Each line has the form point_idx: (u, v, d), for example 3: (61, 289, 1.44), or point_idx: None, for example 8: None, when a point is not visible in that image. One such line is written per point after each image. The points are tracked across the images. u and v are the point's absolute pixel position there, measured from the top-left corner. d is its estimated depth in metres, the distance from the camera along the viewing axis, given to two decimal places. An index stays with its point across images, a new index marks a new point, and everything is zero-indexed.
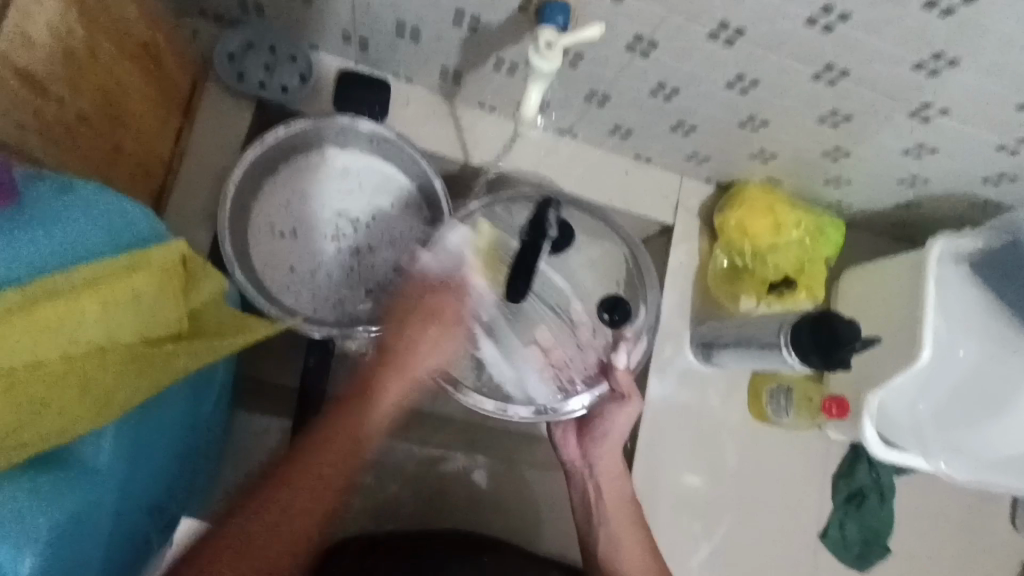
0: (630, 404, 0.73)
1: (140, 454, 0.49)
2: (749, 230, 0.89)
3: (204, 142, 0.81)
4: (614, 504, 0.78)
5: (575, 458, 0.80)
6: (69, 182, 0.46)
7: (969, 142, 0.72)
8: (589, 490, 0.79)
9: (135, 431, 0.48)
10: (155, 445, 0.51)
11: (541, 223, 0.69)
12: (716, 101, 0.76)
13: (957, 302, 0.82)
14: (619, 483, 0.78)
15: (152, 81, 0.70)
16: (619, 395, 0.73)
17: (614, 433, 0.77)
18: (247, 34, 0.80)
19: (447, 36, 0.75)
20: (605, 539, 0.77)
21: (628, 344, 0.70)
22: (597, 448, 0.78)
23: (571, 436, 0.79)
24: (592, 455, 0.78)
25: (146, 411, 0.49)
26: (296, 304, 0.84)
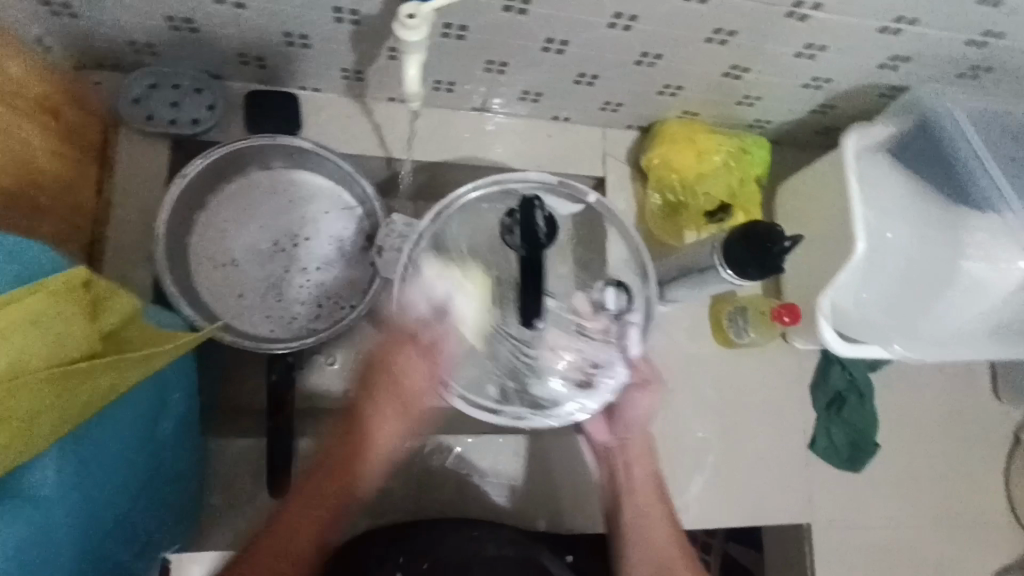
0: (651, 390, 0.76)
1: (89, 478, 0.50)
2: (675, 164, 0.91)
3: (128, 186, 0.82)
4: (643, 481, 0.78)
5: (608, 442, 0.80)
6: None
7: (854, 31, 0.74)
8: (618, 470, 0.80)
9: (83, 459, 0.49)
10: (106, 467, 0.52)
11: (530, 230, 0.69)
12: (608, 43, 0.77)
13: (877, 190, 0.83)
14: (647, 460, 0.79)
15: (58, 135, 0.72)
16: (640, 381, 0.76)
17: (640, 417, 0.78)
18: (148, 76, 0.82)
19: (335, 34, 0.76)
20: (631, 514, 0.77)
21: (635, 328, 0.75)
22: (626, 430, 0.79)
23: (600, 423, 0.80)
24: (625, 435, 0.79)
25: (93, 437, 0.50)
26: (251, 329, 0.85)
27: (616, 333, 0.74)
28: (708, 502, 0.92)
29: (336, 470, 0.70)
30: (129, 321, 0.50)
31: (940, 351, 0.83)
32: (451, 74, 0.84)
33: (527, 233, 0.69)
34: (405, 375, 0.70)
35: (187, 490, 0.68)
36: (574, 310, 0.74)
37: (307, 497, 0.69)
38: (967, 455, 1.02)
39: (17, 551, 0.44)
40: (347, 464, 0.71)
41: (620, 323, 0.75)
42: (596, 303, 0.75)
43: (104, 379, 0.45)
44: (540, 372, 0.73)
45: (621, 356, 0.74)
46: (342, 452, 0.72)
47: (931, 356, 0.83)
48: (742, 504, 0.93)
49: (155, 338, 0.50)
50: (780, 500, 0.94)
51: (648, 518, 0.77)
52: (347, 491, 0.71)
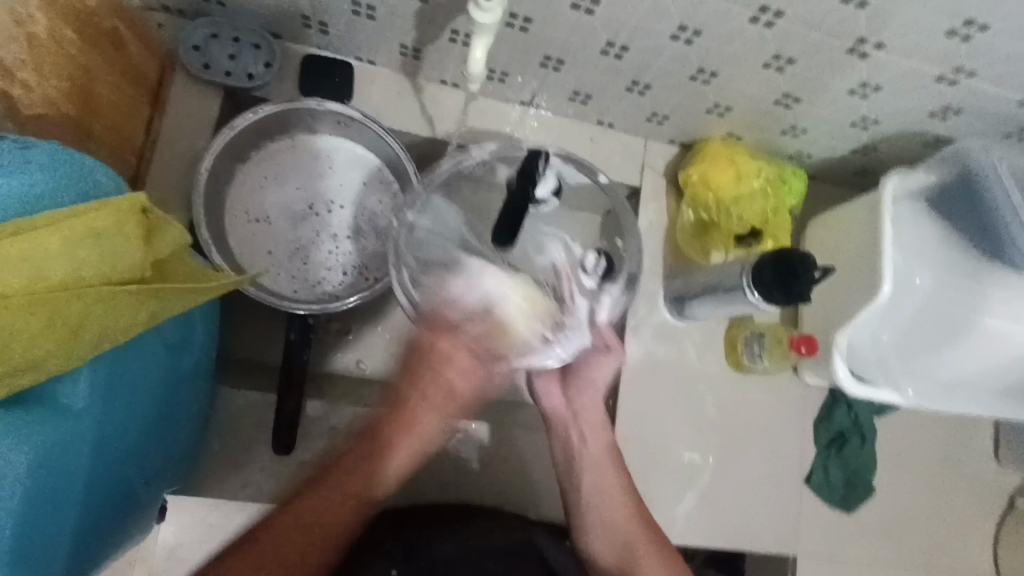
0: (612, 356, 0.78)
1: (116, 402, 0.51)
2: (712, 183, 0.91)
3: (176, 130, 0.83)
4: (601, 463, 0.80)
5: (559, 407, 0.82)
6: (29, 141, 0.49)
7: (911, 76, 0.75)
8: (572, 439, 0.81)
9: (111, 387, 0.50)
10: (133, 394, 0.53)
11: (528, 175, 0.71)
12: (666, 55, 0.78)
13: (910, 236, 0.85)
14: (601, 431, 0.81)
15: (120, 70, 0.73)
16: (602, 347, 0.77)
17: (599, 381, 0.80)
18: (208, 25, 0.83)
19: (402, 9, 0.77)
20: (592, 491, 0.79)
21: (611, 294, 0.74)
22: (580, 399, 0.81)
23: (554, 386, 0.81)
24: (576, 403, 0.81)
25: (121, 367, 0.51)
26: (275, 286, 0.86)
27: (593, 290, 0.74)
28: (698, 520, 0.92)
29: (368, 471, 0.71)
30: (178, 254, 0.51)
31: (958, 404, 0.80)
32: (506, 64, 0.85)
33: (525, 175, 0.72)
34: (449, 373, 0.71)
35: (196, 432, 0.69)
36: (556, 267, 0.74)
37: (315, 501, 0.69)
38: (960, 510, 1.02)
39: (44, 464, 0.45)
40: (367, 474, 0.71)
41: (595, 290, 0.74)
42: (578, 264, 0.74)
43: (149, 306, 0.47)
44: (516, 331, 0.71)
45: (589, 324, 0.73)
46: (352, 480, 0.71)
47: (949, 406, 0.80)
48: (734, 527, 0.93)
49: (205, 275, 0.52)
50: (769, 530, 0.94)
51: (604, 493, 0.79)
52: (358, 497, 0.71)
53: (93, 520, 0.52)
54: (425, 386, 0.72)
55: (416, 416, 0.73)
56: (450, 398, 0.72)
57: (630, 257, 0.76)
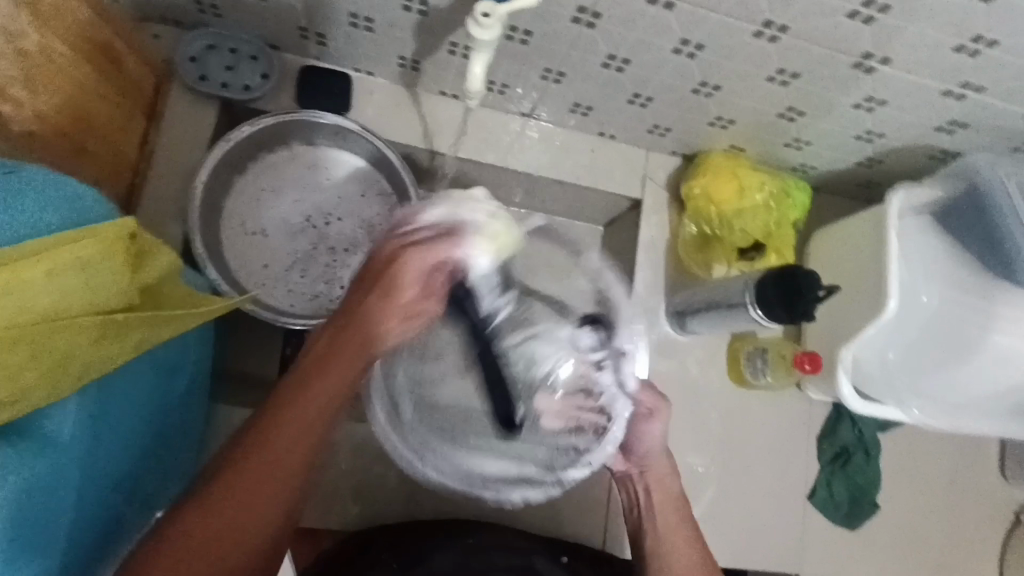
0: (658, 417, 0.75)
1: (105, 429, 0.50)
2: (715, 197, 0.90)
3: (171, 142, 0.82)
4: (662, 509, 0.74)
5: (625, 469, 0.77)
6: (12, 167, 0.49)
7: (917, 91, 0.74)
8: (639, 492, 0.76)
9: (99, 415, 0.49)
10: (122, 420, 0.53)
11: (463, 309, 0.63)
12: (668, 68, 0.77)
13: (914, 252, 0.83)
14: (667, 481, 0.76)
15: (115, 85, 0.72)
16: (643, 411, 0.75)
17: (654, 447, 0.75)
18: (206, 37, 0.82)
19: (400, 21, 0.76)
20: (654, 538, 0.73)
21: (625, 356, 0.71)
22: (644, 457, 0.76)
23: (617, 457, 0.76)
24: (642, 463, 0.76)
25: (108, 396, 0.51)
26: (272, 301, 0.85)
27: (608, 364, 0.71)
28: (701, 538, 0.91)
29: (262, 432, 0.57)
30: (166, 279, 0.50)
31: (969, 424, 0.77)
32: (506, 77, 0.84)
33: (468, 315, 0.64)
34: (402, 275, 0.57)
35: (190, 454, 0.67)
36: (574, 355, 0.69)
37: (261, 455, 0.56)
38: (966, 527, 1.00)
39: (27, 498, 0.44)
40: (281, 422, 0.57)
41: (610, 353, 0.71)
42: (577, 345, 0.70)
43: (135, 335, 0.46)
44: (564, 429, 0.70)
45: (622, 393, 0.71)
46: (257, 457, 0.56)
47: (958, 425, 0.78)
48: (738, 545, 0.92)
49: (193, 301, 0.51)
50: (773, 548, 0.93)
51: (660, 531, 0.73)
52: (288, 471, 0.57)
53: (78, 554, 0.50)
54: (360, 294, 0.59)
55: (329, 358, 0.59)
56: (384, 300, 0.58)
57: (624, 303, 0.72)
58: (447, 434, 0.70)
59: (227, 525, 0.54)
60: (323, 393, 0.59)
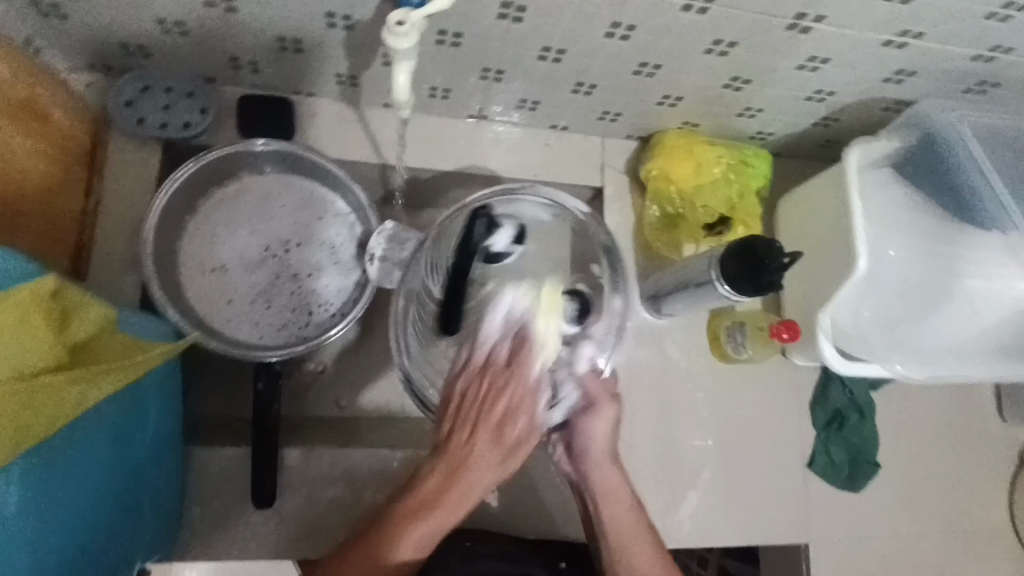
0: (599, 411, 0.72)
1: (60, 496, 0.51)
2: (674, 176, 0.89)
3: (116, 191, 0.81)
4: (617, 515, 0.72)
5: (572, 473, 0.75)
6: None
7: (856, 44, 0.73)
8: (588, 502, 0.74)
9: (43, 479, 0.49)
10: (78, 483, 0.53)
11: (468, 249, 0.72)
12: (605, 53, 0.76)
13: (878, 205, 0.81)
14: (618, 493, 0.73)
15: (47, 141, 0.71)
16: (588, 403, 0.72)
17: (601, 446, 0.73)
18: (138, 80, 0.81)
19: (329, 39, 0.75)
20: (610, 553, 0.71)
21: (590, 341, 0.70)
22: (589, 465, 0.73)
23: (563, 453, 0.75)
24: (589, 471, 0.73)
25: (55, 458, 0.50)
26: (239, 336, 0.84)
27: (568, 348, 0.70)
28: (703, 520, 0.90)
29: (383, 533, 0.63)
30: (102, 332, 0.50)
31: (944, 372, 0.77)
32: (446, 81, 0.82)
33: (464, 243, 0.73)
34: (503, 406, 0.65)
35: (164, 501, 0.67)
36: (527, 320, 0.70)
37: (368, 571, 0.62)
38: (971, 474, 0.99)
39: None
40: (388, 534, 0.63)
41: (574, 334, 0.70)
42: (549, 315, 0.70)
43: (72, 392, 0.45)
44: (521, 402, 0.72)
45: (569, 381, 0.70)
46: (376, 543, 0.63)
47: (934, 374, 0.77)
48: (742, 522, 0.91)
49: (126, 352, 0.51)
50: (777, 521, 0.92)
51: (620, 534, 0.71)
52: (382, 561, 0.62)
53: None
54: (469, 431, 0.65)
55: (465, 461, 0.64)
56: (499, 441, 0.65)
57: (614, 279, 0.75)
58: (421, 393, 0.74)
59: None
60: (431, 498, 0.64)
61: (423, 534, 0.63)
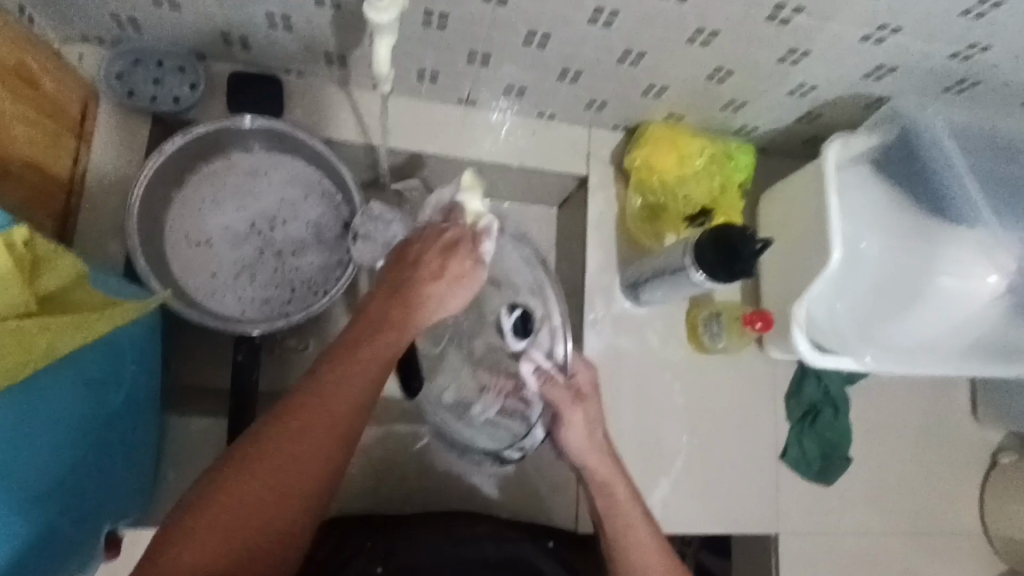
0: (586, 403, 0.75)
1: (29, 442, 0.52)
2: (657, 166, 0.91)
3: (104, 161, 0.82)
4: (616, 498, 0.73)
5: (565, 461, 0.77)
6: None
7: (835, 38, 0.74)
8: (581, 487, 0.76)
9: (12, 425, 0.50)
10: (48, 435, 0.53)
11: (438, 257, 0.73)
12: (590, 40, 0.77)
13: (858, 203, 0.83)
14: (612, 478, 0.74)
15: (35, 107, 0.72)
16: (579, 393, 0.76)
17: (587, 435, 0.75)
18: (131, 53, 0.82)
19: (317, 17, 0.76)
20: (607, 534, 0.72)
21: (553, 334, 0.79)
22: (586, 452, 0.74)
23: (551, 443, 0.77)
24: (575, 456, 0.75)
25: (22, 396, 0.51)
26: (221, 309, 0.85)
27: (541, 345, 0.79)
28: (675, 508, 0.91)
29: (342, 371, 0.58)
30: (71, 284, 0.54)
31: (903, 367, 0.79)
32: (434, 64, 0.84)
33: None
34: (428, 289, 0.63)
35: (143, 462, 0.69)
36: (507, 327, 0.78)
37: (275, 461, 0.54)
38: (943, 472, 1.00)
39: None
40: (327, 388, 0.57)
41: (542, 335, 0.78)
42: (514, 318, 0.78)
43: (41, 339, 0.50)
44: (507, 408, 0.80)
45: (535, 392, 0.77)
46: (376, 338, 0.60)
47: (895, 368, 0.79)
48: (713, 511, 0.92)
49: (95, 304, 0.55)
50: (748, 511, 0.93)
51: (629, 531, 0.71)
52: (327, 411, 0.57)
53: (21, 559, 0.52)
54: (391, 300, 0.63)
55: (384, 318, 0.61)
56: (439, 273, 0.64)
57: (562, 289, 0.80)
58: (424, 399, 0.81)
59: (275, 470, 0.54)
60: (373, 359, 0.59)
61: (393, 338, 0.61)
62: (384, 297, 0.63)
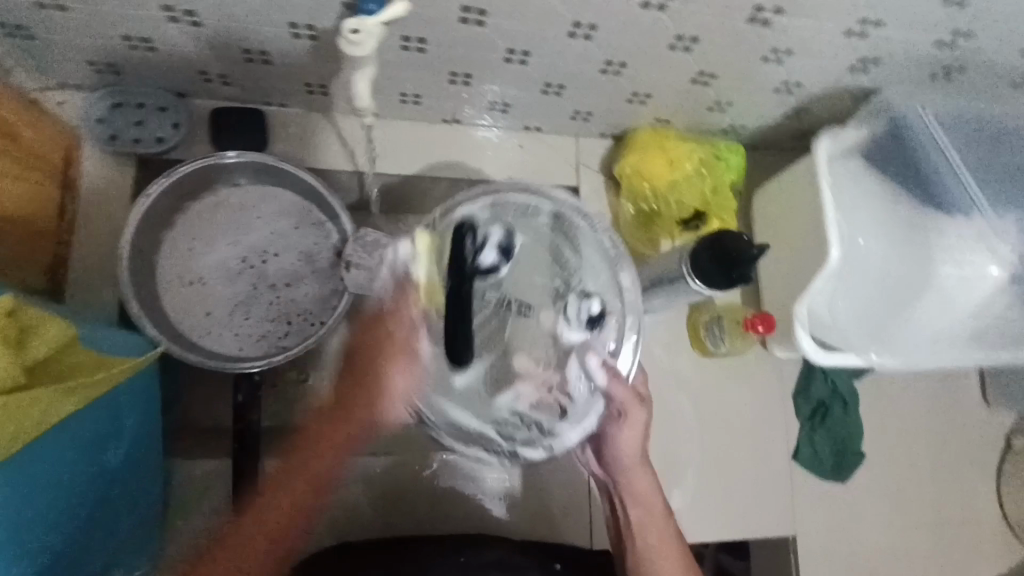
0: (631, 417, 0.72)
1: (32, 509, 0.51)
2: (647, 172, 0.90)
3: (92, 207, 0.82)
4: (648, 517, 0.75)
5: (603, 478, 0.77)
6: None
7: (818, 35, 0.73)
8: (615, 505, 0.77)
9: (21, 492, 0.50)
10: (49, 498, 0.53)
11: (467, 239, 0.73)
12: (570, 53, 0.76)
13: (851, 199, 0.81)
14: (650, 498, 0.75)
15: (20, 161, 0.72)
16: (619, 408, 0.72)
17: (631, 454, 0.74)
18: (111, 96, 0.81)
19: (295, 49, 0.75)
20: (634, 559, 0.74)
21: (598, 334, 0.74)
22: (616, 470, 0.75)
23: (592, 459, 0.77)
24: (617, 476, 0.76)
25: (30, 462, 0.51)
26: (219, 348, 0.84)
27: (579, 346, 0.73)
28: (688, 515, 0.90)
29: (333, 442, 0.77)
30: (61, 349, 0.50)
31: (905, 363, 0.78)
32: (416, 87, 0.83)
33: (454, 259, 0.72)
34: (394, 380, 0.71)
35: (147, 512, 0.68)
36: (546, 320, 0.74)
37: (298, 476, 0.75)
38: (956, 459, 0.99)
39: None
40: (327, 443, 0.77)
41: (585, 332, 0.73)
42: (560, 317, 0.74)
43: (37, 413, 0.46)
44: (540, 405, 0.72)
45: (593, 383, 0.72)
46: (350, 420, 0.76)
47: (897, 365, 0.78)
48: (727, 515, 0.91)
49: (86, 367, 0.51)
50: (764, 513, 0.92)
51: (653, 550, 0.73)
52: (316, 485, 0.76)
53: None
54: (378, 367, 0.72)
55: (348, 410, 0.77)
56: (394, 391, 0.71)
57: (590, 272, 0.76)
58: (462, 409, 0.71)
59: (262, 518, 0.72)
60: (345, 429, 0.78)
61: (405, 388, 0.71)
62: (352, 391, 0.77)
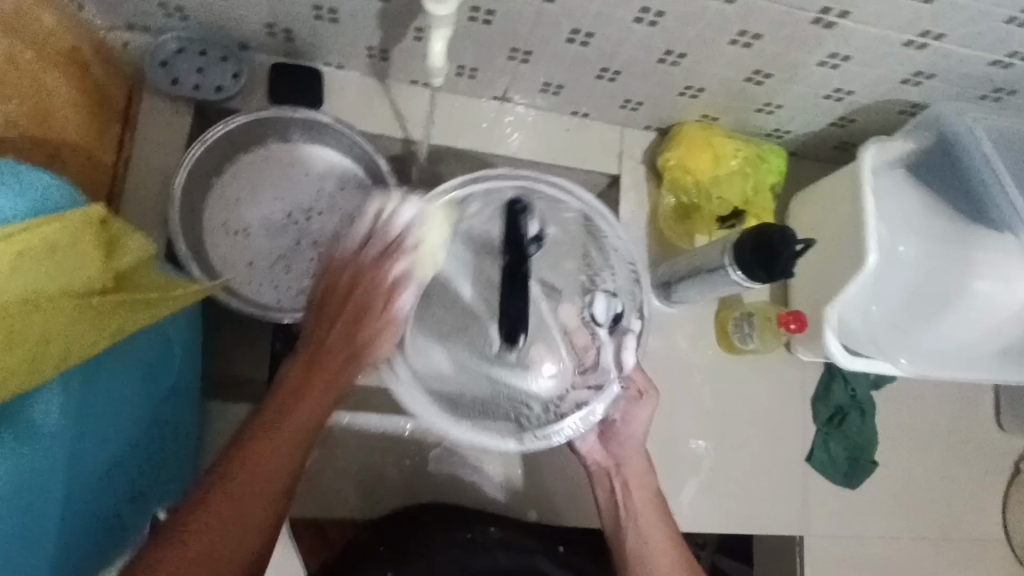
0: (646, 402, 0.78)
1: (88, 412, 0.53)
2: (691, 167, 0.91)
3: (147, 147, 0.83)
4: (642, 499, 0.77)
5: (601, 460, 0.80)
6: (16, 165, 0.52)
7: (879, 42, 0.74)
8: (615, 488, 0.79)
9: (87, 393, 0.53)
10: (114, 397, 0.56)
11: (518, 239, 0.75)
12: (633, 38, 0.77)
13: (893, 206, 0.84)
14: (645, 481, 0.78)
15: (84, 90, 0.74)
16: (634, 394, 0.78)
17: (637, 434, 0.80)
18: (177, 41, 0.83)
19: (363, 10, 0.76)
20: (634, 539, 0.76)
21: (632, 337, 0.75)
22: (622, 447, 0.80)
23: (593, 437, 0.80)
24: (619, 455, 0.80)
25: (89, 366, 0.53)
26: (258, 298, 0.85)
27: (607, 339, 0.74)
28: (700, 507, 0.91)
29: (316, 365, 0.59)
30: (140, 266, 0.56)
31: (939, 373, 0.79)
32: (475, 60, 0.84)
33: (513, 240, 0.75)
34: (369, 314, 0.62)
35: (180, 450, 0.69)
36: (568, 323, 0.74)
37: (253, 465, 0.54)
38: (965, 477, 1.01)
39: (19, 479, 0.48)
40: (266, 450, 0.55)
41: (616, 332, 0.74)
42: (590, 317, 0.74)
43: (116, 320, 0.51)
44: (567, 392, 0.73)
45: (617, 370, 0.74)
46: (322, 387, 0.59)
47: (926, 373, 0.79)
48: (738, 510, 0.92)
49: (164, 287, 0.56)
50: (774, 513, 0.93)
51: (637, 517, 0.77)
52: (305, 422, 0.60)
53: (64, 545, 0.53)
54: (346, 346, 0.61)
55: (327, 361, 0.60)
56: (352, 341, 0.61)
57: (616, 274, 0.77)
58: (477, 408, 0.72)
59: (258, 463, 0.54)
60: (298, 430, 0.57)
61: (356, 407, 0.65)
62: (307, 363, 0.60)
